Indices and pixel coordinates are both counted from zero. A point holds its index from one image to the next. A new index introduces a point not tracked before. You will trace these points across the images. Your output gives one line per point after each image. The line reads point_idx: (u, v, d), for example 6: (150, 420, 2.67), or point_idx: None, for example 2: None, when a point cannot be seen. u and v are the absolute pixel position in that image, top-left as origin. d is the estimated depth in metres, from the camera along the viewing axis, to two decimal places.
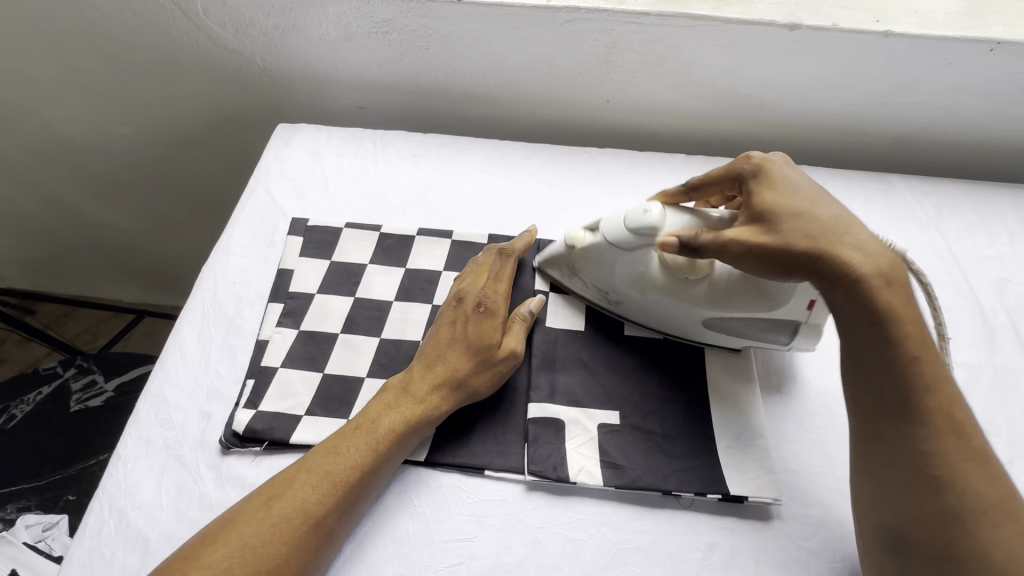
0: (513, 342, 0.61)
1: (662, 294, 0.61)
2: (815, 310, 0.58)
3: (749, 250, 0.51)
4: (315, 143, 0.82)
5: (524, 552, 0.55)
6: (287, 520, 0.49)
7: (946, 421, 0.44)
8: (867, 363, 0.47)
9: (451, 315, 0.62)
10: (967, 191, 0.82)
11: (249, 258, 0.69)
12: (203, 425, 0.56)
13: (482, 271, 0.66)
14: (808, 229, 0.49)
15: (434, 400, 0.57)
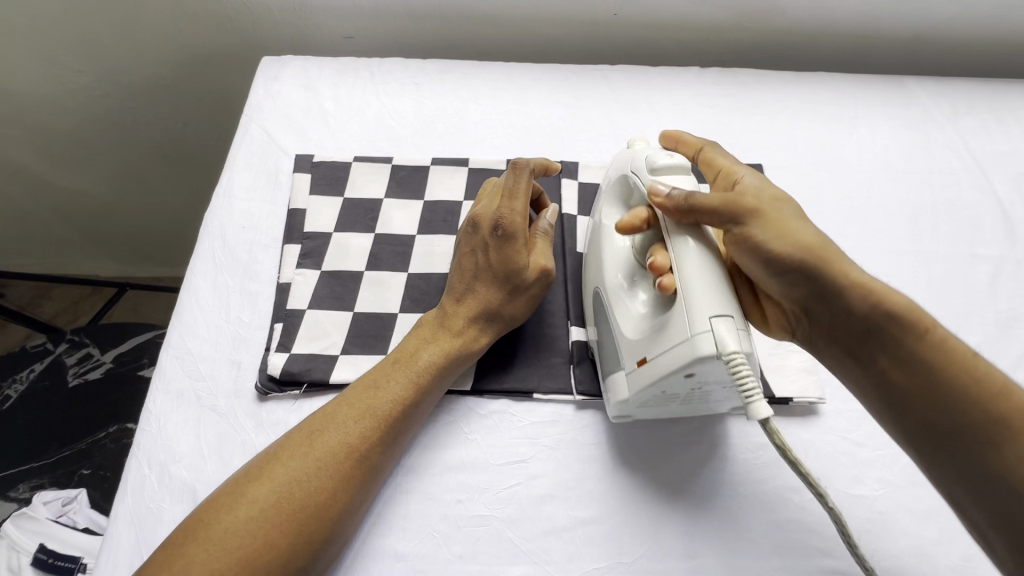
0: (543, 258, 0.56)
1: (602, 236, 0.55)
2: (636, 371, 0.46)
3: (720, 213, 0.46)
4: (308, 76, 0.76)
5: (582, 468, 0.53)
6: (334, 453, 0.46)
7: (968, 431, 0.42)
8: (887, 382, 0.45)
9: (470, 243, 0.57)
10: (983, 88, 0.79)
11: (256, 201, 0.65)
12: (235, 374, 0.56)
13: (499, 193, 0.59)
14: (800, 230, 0.46)
15: (466, 332, 0.54)
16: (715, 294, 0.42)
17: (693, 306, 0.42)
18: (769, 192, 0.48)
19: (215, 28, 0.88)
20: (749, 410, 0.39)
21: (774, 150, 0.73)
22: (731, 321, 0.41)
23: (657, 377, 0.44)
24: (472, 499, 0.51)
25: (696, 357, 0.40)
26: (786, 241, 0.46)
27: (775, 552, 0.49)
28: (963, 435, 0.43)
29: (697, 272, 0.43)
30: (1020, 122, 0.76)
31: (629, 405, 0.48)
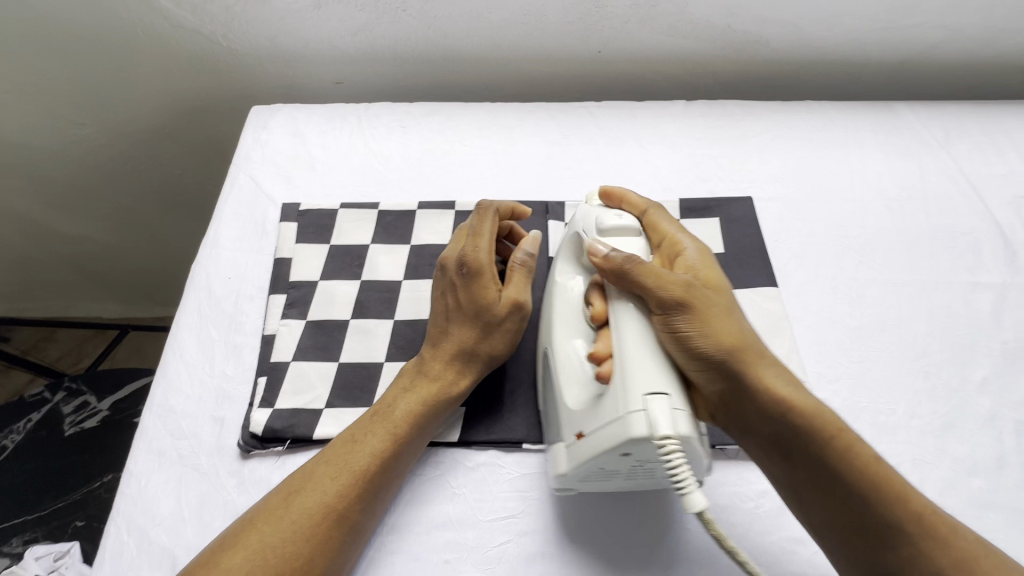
0: (515, 292, 0.54)
1: (550, 301, 0.53)
2: (575, 445, 0.45)
3: (667, 298, 0.45)
4: (296, 123, 0.77)
5: (574, 523, 0.51)
6: (310, 514, 0.45)
7: (902, 532, 0.40)
8: (809, 478, 0.44)
9: (440, 285, 0.56)
10: (974, 111, 0.78)
11: (242, 250, 0.65)
12: (218, 431, 0.54)
13: (464, 233, 0.59)
14: (727, 318, 0.47)
15: (442, 373, 0.53)
16: (651, 372, 0.41)
17: (628, 383, 0.41)
18: (704, 274, 0.49)
19: (209, 79, 0.90)
20: (684, 501, 0.39)
21: (764, 181, 0.72)
22: (667, 400, 0.40)
23: (595, 453, 0.42)
24: (461, 559, 0.49)
25: (629, 439, 0.39)
26: (716, 340, 0.45)
27: None
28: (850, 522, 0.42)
29: (637, 347, 0.43)
30: (1013, 144, 0.75)
31: (568, 479, 0.46)
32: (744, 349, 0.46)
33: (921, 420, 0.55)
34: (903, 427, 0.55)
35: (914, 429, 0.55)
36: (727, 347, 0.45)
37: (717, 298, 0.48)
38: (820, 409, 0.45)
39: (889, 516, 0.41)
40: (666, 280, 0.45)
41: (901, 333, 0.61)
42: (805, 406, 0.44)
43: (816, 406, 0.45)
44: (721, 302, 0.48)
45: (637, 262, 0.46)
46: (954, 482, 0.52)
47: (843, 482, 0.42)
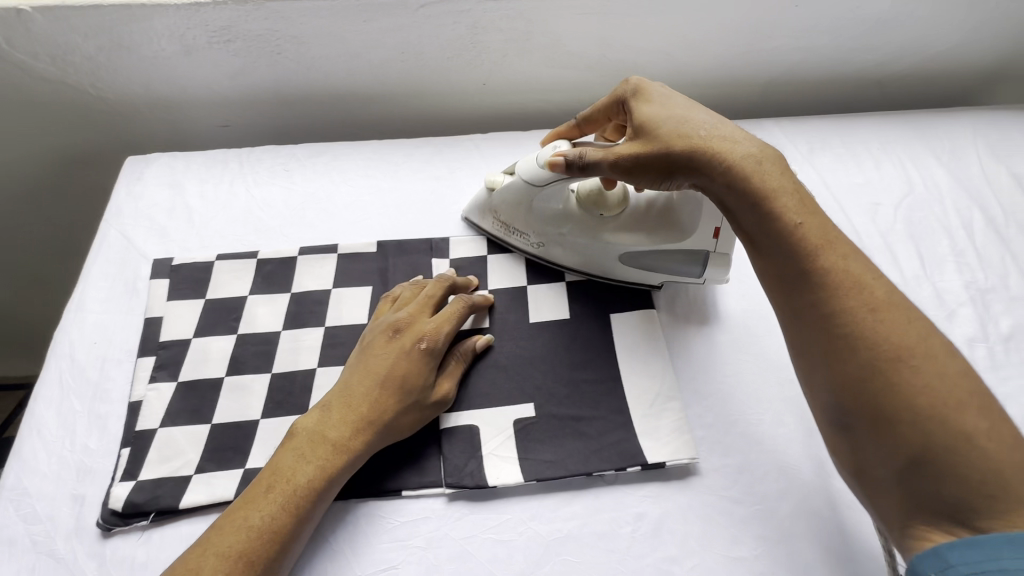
0: (447, 383, 0.57)
1: (579, 230, 0.65)
2: (722, 239, 0.61)
3: (637, 159, 0.54)
4: (173, 173, 0.75)
5: (453, 567, 0.50)
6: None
7: (842, 275, 0.46)
8: (758, 236, 0.50)
9: (386, 350, 0.56)
10: (835, 125, 0.84)
11: (110, 312, 0.63)
12: (77, 511, 0.51)
13: (423, 304, 0.60)
14: (679, 122, 0.54)
15: (349, 440, 0.52)
16: None
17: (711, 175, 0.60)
18: (639, 102, 0.57)
19: (85, 130, 0.86)
20: None
21: None
22: None
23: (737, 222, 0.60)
24: None
25: None
26: (667, 142, 0.53)
27: None
28: (814, 303, 0.46)
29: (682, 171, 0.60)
30: (869, 154, 0.81)
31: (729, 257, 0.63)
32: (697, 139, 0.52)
33: (787, 426, 0.58)
34: (770, 435, 0.58)
35: (781, 438, 0.57)
36: (707, 161, 0.52)
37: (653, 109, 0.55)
38: (787, 199, 0.49)
39: (846, 282, 0.46)
40: (631, 150, 0.54)
41: (771, 345, 0.64)
42: (749, 167, 0.50)
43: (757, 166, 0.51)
44: (701, 125, 0.53)
45: (609, 153, 0.55)
46: (816, 486, 0.55)
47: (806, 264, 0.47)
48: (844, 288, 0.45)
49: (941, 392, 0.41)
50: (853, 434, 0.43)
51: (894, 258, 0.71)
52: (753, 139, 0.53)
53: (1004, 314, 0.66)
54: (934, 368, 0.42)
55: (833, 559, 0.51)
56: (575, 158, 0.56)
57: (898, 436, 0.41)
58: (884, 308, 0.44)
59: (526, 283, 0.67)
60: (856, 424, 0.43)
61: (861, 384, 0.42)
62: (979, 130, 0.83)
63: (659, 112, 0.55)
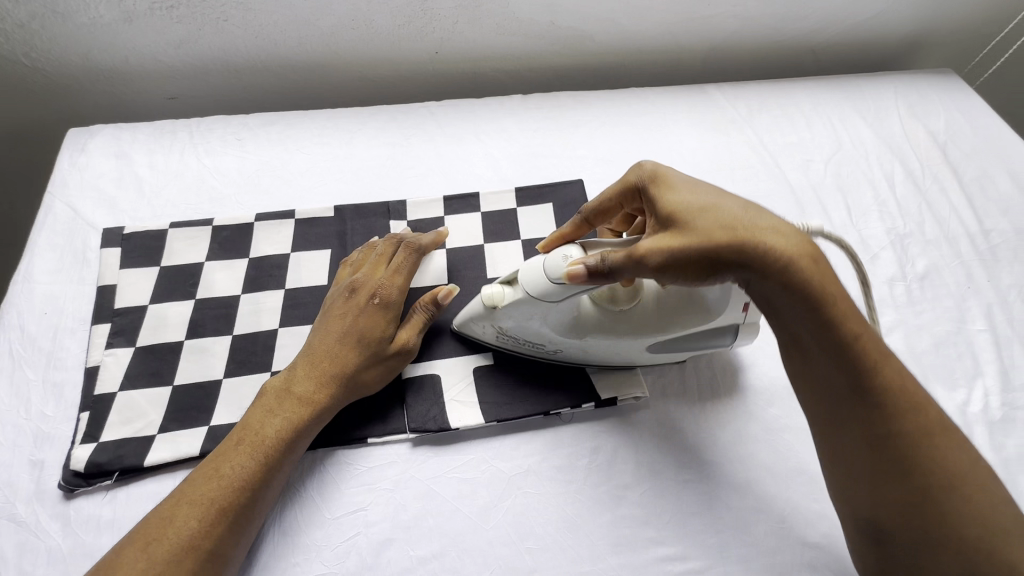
0: (406, 334, 0.57)
1: (601, 334, 0.54)
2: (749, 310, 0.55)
3: (673, 259, 0.45)
4: (119, 143, 0.73)
5: (421, 505, 0.53)
6: (178, 559, 0.44)
7: (898, 399, 0.43)
8: (810, 352, 0.45)
9: (343, 307, 0.58)
10: (772, 89, 0.89)
11: (60, 282, 0.62)
12: (36, 475, 0.51)
13: (378, 261, 0.61)
14: (712, 215, 0.45)
15: (313, 392, 0.53)
16: None
17: None
18: (661, 184, 0.49)
19: (21, 103, 0.83)
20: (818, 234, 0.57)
21: (595, 164, 0.78)
22: None
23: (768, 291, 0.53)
24: (310, 560, 0.50)
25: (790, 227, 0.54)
26: (705, 241, 0.44)
27: (613, 552, 0.52)
28: (866, 427, 0.43)
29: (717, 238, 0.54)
30: (803, 116, 0.86)
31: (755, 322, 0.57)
32: (736, 230, 0.44)
33: (729, 362, 0.63)
34: (714, 371, 0.62)
35: (725, 374, 0.62)
36: (757, 256, 0.43)
37: (678, 195, 0.47)
38: (851, 310, 0.43)
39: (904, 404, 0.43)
40: (661, 245, 0.45)
41: None
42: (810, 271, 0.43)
43: (817, 264, 0.43)
44: (734, 213, 0.45)
45: (636, 248, 0.45)
46: (755, 413, 0.60)
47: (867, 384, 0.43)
48: (904, 414, 0.43)
49: (992, 526, 0.41)
50: (890, 551, 0.44)
51: (824, 209, 0.76)
52: (791, 227, 0.45)
53: (920, 256, 0.73)
54: (981, 496, 0.42)
55: (770, 476, 0.56)
56: (596, 265, 0.46)
57: (937, 562, 0.42)
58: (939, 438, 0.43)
59: (484, 242, 0.68)
60: (894, 543, 0.44)
61: (909, 517, 0.42)
62: (900, 93, 0.90)
63: (690, 199, 0.47)
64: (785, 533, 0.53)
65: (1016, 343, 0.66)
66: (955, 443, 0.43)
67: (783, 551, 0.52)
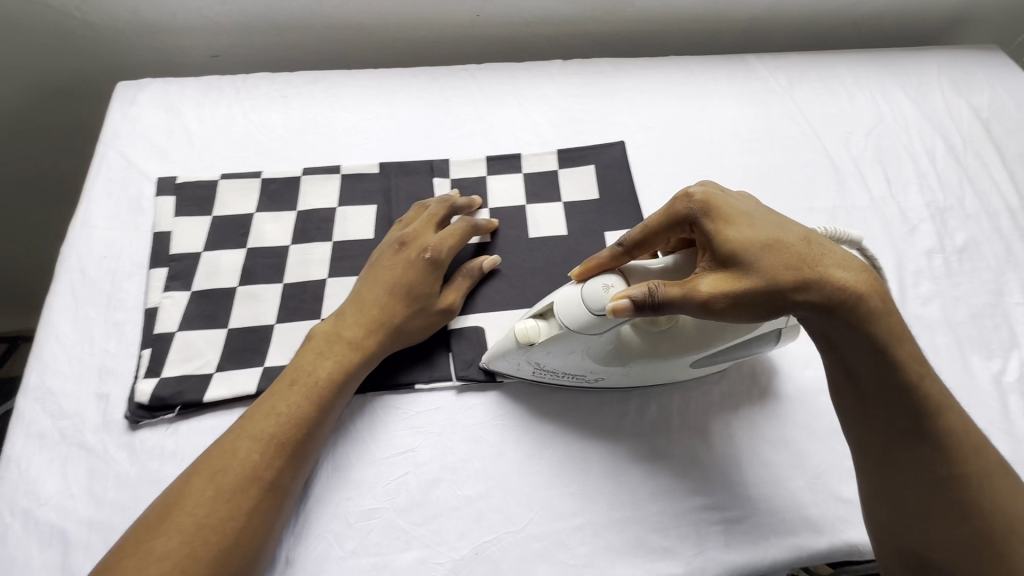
0: (452, 295, 0.59)
1: (645, 359, 0.52)
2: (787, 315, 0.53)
3: (737, 300, 0.43)
4: (168, 97, 0.75)
5: (467, 449, 0.55)
6: (244, 487, 0.46)
7: (951, 436, 0.44)
8: (871, 393, 0.46)
9: (392, 259, 0.59)
10: (813, 61, 0.88)
11: (117, 228, 0.64)
12: (102, 407, 0.54)
13: (429, 220, 0.62)
14: (778, 252, 0.44)
15: (363, 339, 0.55)
16: None
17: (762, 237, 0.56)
18: (713, 214, 0.46)
19: (70, 57, 0.84)
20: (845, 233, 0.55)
21: (634, 130, 0.78)
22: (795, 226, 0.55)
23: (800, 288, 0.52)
24: (362, 495, 0.52)
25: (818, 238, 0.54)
26: (772, 281, 0.43)
27: (653, 499, 0.53)
28: (926, 465, 0.45)
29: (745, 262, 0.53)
30: (844, 89, 0.85)
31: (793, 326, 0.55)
32: (803, 270, 0.43)
33: None
34: None
35: None
36: (830, 297, 0.43)
37: (736, 229, 0.45)
38: (911, 350, 0.44)
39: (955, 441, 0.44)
40: (724, 288, 0.43)
41: None
42: (873, 307, 0.43)
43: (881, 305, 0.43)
44: (797, 249, 0.44)
45: (693, 288, 0.44)
46: (792, 375, 0.61)
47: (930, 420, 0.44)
48: (960, 452, 0.44)
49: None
50: None
51: (864, 181, 0.76)
52: (857, 261, 0.45)
53: (959, 229, 0.73)
54: None
55: (806, 434, 0.57)
56: (645, 298, 0.44)
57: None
58: (991, 470, 0.44)
59: (526, 203, 0.69)
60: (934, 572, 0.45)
61: (960, 550, 0.44)
62: (944, 68, 0.89)
63: (755, 235, 0.44)
64: (820, 488, 0.55)
65: None
66: (1004, 480, 0.45)
67: (818, 504, 0.54)
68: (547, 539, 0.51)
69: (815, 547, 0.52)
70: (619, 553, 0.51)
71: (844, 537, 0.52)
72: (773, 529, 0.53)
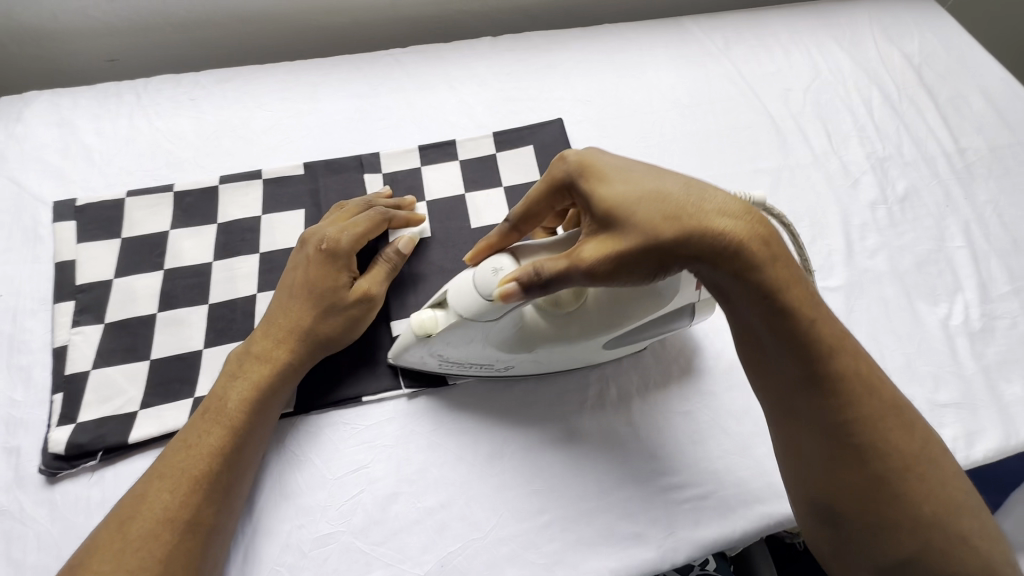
0: (368, 283, 0.54)
1: (548, 344, 0.49)
2: None
3: (615, 265, 0.40)
4: (59, 110, 0.67)
5: (423, 459, 0.52)
6: (157, 533, 0.42)
7: (862, 382, 0.42)
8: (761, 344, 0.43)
9: (296, 261, 0.55)
10: (747, 18, 0.86)
11: (13, 262, 0.57)
12: (14, 462, 0.49)
13: (338, 214, 0.58)
14: (659, 208, 0.39)
15: (273, 352, 0.50)
16: None
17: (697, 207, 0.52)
18: (600, 173, 0.43)
19: None
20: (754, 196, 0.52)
21: (573, 106, 0.75)
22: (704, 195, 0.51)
23: None
24: (315, 520, 0.49)
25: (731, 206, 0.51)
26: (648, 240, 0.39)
27: (619, 485, 0.52)
28: (824, 416, 0.42)
29: None
30: (780, 45, 0.84)
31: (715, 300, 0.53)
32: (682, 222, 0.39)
33: None
34: None
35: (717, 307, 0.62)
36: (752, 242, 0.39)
37: (622, 185, 0.41)
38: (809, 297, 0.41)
39: (864, 388, 0.42)
40: (601, 254, 0.40)
41: None
42: (754, 254, 0.39)
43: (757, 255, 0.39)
44: (677, 201, 0.40)
45: (574, 257, 0.41)
46: None
47: (850, 368, 0.42)
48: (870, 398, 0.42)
49: (944, 499, 0.41)
50: (845, 530, 0.43)
51: (807, 139, 0.76)
52: (747, 205, 0.40)
53: (899, 178, 0.73)
54: (938, 479, 0.42)
55: None
56: (531, 278, 0.41)
57: (902, 541, 0.41)
58: (892, 417, 0.42)
59: (466, 192, 0.66)
60: (848, 523, 0.43)
61: (872, 500, 0.42)
62: (874, 16, 0.88)
63: (633, 189, 0.41)
64: None
65: (993, 256, 0.68)
66: (907, 426, 0.43)
67: None
68: (514, 541, 0.49)
69: (782, 513, 0.52)
70: (589, 545, 0.50)
71: None
72: (740, 500, 0.52)
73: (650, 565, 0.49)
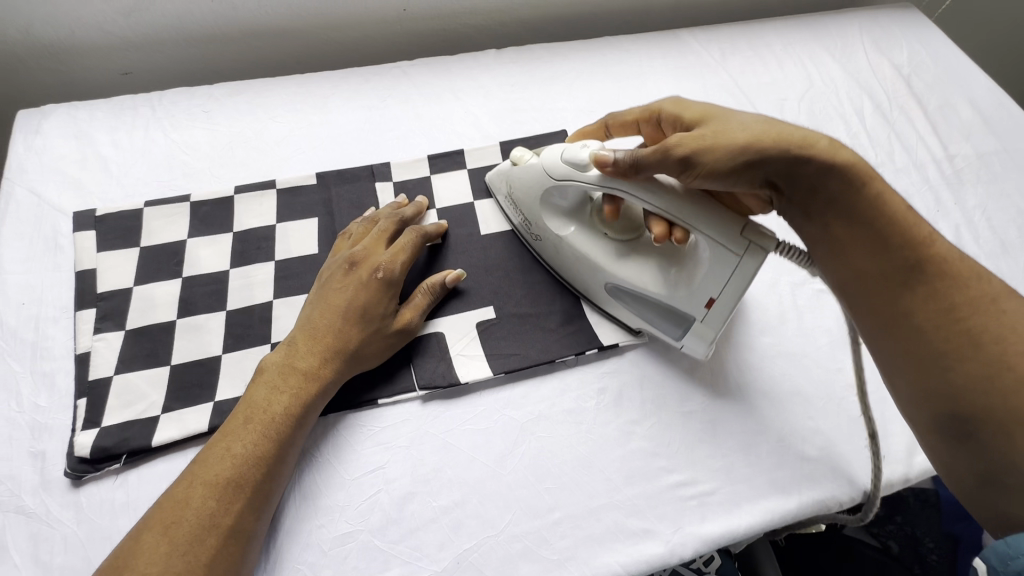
0: (411, 314, 0.57)
1: (581, 229, 0.59)
2: (709, 313, 0.54)
3: (702, 152, 0.49)
4: (76, 122, 0.69)
5: (438, 458, 0.54)
6: (202, 537, 0.43)
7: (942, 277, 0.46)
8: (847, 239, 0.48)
9: (344, 280, 0.56)
10: (743, 31, 0.89)
11: (35, 271, 0.59)
12: (39, 466, 0.50)
13: (377, 236, 0.59)
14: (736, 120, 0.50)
15: (320, 368, 0.52)
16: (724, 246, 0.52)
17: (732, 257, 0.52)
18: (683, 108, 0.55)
19: None
20: None
21: (575, 116, 0.77)
22: None
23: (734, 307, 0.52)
24: (334, 520, 0.51)
25: None
26: (729, 139, 0.48)
27: (627, 483, 0.54)
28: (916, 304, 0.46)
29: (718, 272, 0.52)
30: (775, 56, 0.87)
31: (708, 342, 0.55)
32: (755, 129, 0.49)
33: None
34: None
35: None
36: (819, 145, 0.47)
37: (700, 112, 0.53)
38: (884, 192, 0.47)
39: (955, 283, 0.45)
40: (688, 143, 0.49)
41: None
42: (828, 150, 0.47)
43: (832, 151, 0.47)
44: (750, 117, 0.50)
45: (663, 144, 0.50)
46: (749, 343, 0.62)
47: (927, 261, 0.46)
48: (961, 286, 0.45)
49: None
50: (967, 432, 0.43)
51: None
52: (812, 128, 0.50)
53: (892, 183, 0.76)
54: None
55: (767, 399, 0.59)
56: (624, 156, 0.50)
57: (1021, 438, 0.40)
58: (992, 308, 0.44)
59: (474, 200, 0.68)
60: (973, 427, 0.43)
61: (984, 387, 0.42)
62: (864, 28, 0.92)
63: (711, 111, 0.52)
64: (786, 450, 0.56)
65: (983, 258, 0.71)
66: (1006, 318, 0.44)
67: (784, 466, 0.55)
68: (527, 538, 0.51)
69: (786, 508, 0.53)
70: (599, 541, 0.51)
71: (811, 495, 0.54)
72: (745, 496, 0.54)
73: (659, 560, 0.51)
